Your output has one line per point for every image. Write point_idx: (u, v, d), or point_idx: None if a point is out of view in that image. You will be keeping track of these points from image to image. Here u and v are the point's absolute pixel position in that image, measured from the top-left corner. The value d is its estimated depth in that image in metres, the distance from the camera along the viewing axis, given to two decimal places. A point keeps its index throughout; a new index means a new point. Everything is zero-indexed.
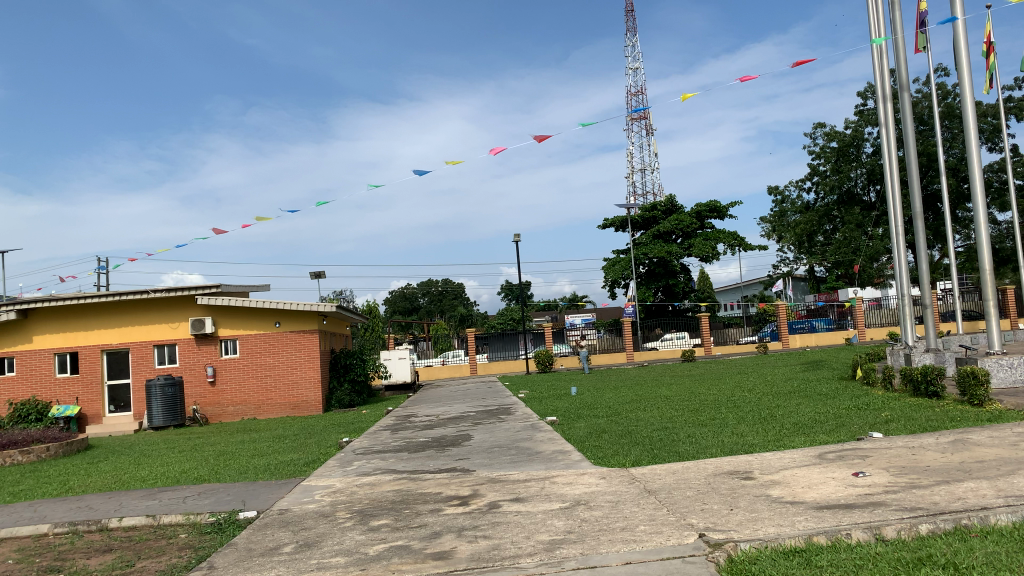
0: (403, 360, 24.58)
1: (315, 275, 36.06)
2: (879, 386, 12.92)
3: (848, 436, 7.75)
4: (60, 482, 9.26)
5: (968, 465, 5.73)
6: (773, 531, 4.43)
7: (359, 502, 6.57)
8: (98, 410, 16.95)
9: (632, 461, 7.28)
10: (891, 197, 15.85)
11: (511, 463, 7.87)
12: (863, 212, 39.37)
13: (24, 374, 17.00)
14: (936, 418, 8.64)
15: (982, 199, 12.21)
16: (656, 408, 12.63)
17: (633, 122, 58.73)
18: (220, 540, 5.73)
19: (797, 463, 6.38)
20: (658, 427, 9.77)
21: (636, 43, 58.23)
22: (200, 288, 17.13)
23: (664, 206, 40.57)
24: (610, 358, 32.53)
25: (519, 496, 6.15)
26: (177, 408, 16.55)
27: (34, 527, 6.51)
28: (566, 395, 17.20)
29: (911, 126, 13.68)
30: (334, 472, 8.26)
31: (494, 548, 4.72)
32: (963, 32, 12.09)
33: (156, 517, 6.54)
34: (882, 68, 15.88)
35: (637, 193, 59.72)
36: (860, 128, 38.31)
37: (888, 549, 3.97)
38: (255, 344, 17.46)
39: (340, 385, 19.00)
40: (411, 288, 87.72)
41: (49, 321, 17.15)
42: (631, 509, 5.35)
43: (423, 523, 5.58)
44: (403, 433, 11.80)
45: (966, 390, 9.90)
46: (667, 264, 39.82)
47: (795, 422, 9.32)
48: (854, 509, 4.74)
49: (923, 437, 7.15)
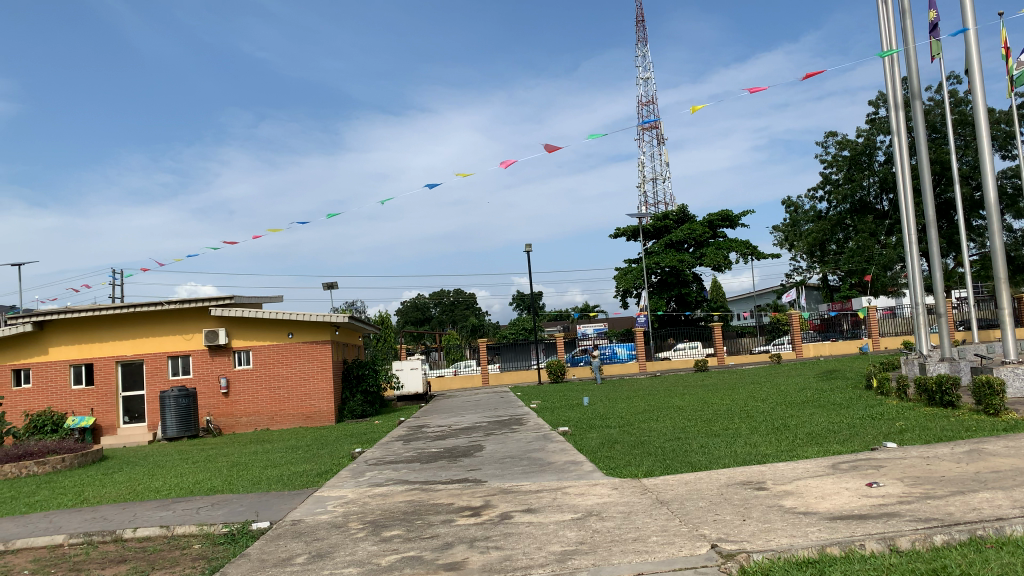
0: (415, 370, 24.55)
1: (329, 284, 36.34)
2: (894, 396, 12.83)
3: (862, 446, 7.71)
4: (75, 493, 9.34)
5: (984, 475, 5.67)
6: (786, 542, 4.41)
7: (372, 513, 6.60)
8: (113, 421, 17.13)
9: (645, 471, 7.28)
10: (905, 205, 15.65)
11: (524, 473, 7.89)
12: (876, 221, 39.11)
13: (40, 386, 17.20)
14: (952, 428, 8.54)
15: (996, 206, 12.07)
16: (668, 418, 12.56)
17: (644, 132, 58.94)
18: (234, 550, 5.77)
19: (810, 473, 6.35)
20: (670, 438, 9.74)
21: (647, 53, 58.42)
22: (214, 300, 17.30)
23: (676, 215, 40.58)
24: (622, 368, 32.35)
25: (531, 506, 6.15)
26: (191, 419, 16.68)
27: (49, 538, 6.58)
28: (579, 405, 17.25)
29: (923, 133, 13.47)
30: (346, 483, 8.30)
31: (506, 558, 4.73)
32: (974, 39, 12.03)
33: (169, 527, 6.59)
34: (893, 76, 15.82)
35: (650, 203, 59.73)
36: (871, 137, 38.20)
37: (903, 560, 3.94)
38: (269, 356, 17.56)
39: (352, 396, 19.04)
40: (423, 299, 88.09)
41: (64, 334, 17.34)
42: (643, 519, 5.34)
43: (436, 534, 5.59)
44: (416, 444, 11.86)
45: (981, 399, 9.79)
46: (680, 274, 39.57)
47: (809, 432, 9.24)
48: (868, 519, 4.71)
49: (938, 447, 7.10)
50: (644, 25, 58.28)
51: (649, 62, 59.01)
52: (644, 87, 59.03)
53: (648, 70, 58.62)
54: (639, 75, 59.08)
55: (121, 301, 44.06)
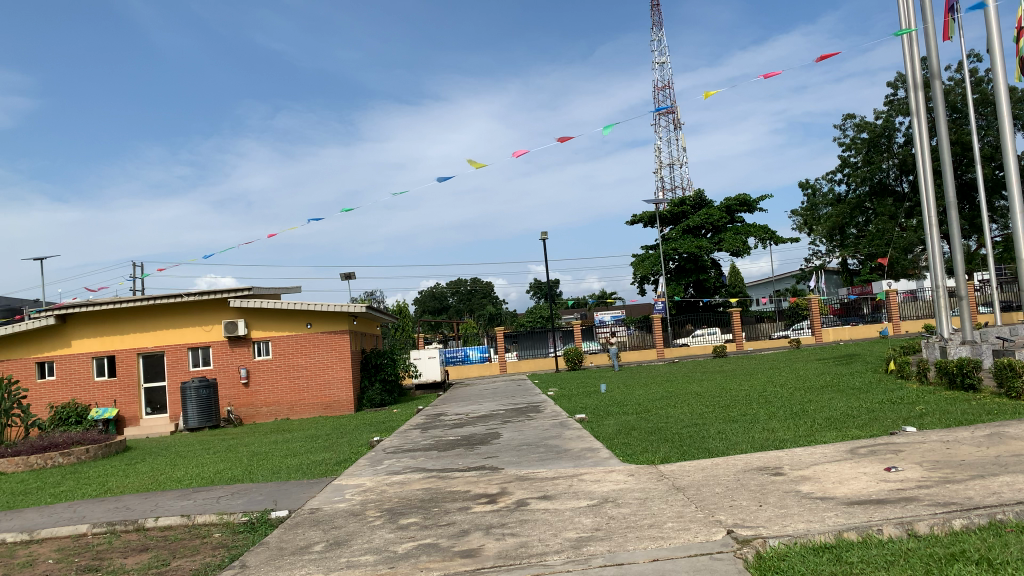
0: (433, 359, 24.69)
1: (347, 275, 36.65)
2: (914, 379, 12.70)
3: (881, 431, 7.65)
4: (99, 483, 9.52)
5: (1005, 459, 5.58)
6: (803, 527, 4.38)
7: (389, 501, 6.66)
8: (135, 412, 17.41)
9: (661, 457, 7.28)
10: (925, 187, 15.29)
11: (540, 461, 7.90)
12: (896, 204, 38.52)
13: (64, 379, 17.53)
14: (973, 412, 8.42)
15: (1018, 188, 11.81)
16: (685, 404, 12.51)
17: (660, 117, 58.58)
18: (253, 538, 5.85)
19: (828, 458, 6.30)
20: (688, 423, 9.71)
21: (662, 37, 57.88)
22: (233, 291, 17.48)
23: (693, 201, 40.32)
24: (640, 355, 32.29)
25: (547, 493, 6.16)
26: (212, 410, 16.89)
27: (73, 527, 6.71)
28: (595, 392, 17.25)
29: (943, 114, 13.17)
30: (364, 471, 8.39)
31: (521, 545, 4.75)
32: (994, 18, 11.77)
33: (189, 517, 6.70)
34: (912, 57, 15.51)
35: (666, 188, 59.41)
36: (890, 118, 37.63)
37: (922, 545, 3.89)
38: (288, 346, 17.72)
39: (371, 384, 19.16)
40: (439, 288, 88.48)
41: (86, 326, 17.61)
42: (658, 506, 5.33)
43: (451, 521, 5.62)
44: (433, 432, 11.95)
45: (1003, 381, 9.68)
46: (698, 260, 39.34)
47: (827, 417, 9.18)
48: (886, 504, 4.66)
49: (958, 431, 7.02)
50: (659, 10, 57.80)
51: (664, 46, 58.52)
52: (659, 73, 58.65)
53: (665, 53, 58.08)
54: (654, 60, 58.61)
55: (139, 294, 44.63)
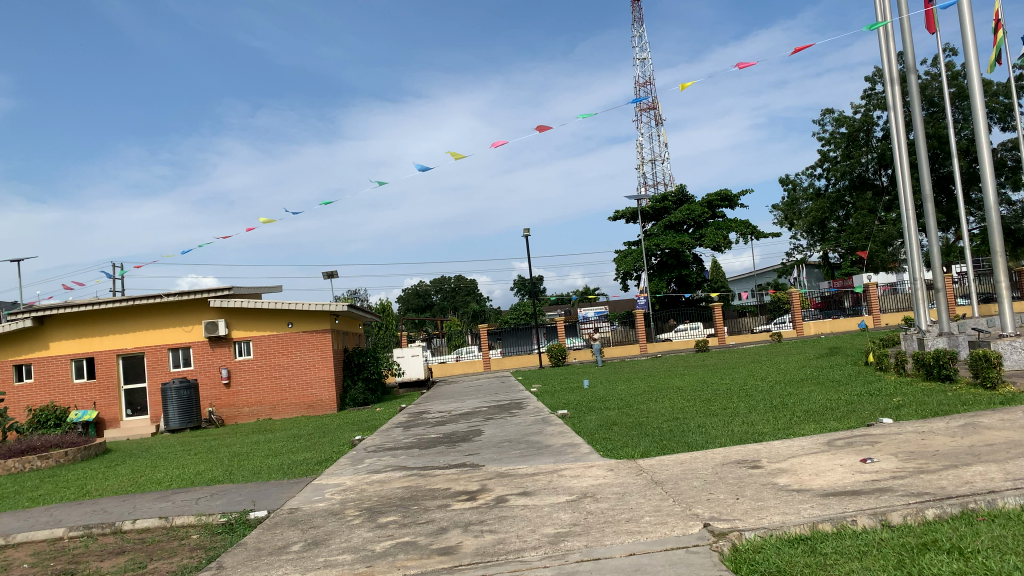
0: (416, 357, 24.55)
1: (329, 274, 36.37)
2: (892, 371, 12.84)
3: (858, 423, 7.72)
4: (78, 486, 9.37)
5: (978, 449, 5.65)
6: (778, 519, 4.40)
7: (369, 500, 6.59)
8: (115, 414, 17.19)
9: (641, 452, 7.29)
10: (904, 182, 15.39)
11: (521, 457, 7.87)
12: (875, 197, 38.98)
13: (42, 381, 17.25)
14: (949, 402, 8.54)
15: (993, 182, 11.94)
16: (667, 399, 12.56)
17: (643, 113, 58.69)
18: (232, 539, 5.79)
19: (805, 450, 6.34)
20: (668, 418, 9.73)
21: (644, 33, 57.87)
22: (213, 291, 17.26)
23: (674, 196, 40.47)
24: (623, 350, 32.32)
25: (527, 490, 6.14)
26: (193, 411, 16.68)
27: (48, 531, 6.59)
28: (579, 388, 17.26)
29: (919, 109, 13.29)
30: (345, 471, 8.31)
31: (499, 541, 4.73)
32: (969, 11, 11.87)
33: (167, 519, 6.60)
34: (888, 52, 15.62)
35: (649, 185, 59.55)
36: (868, 113, 38.01)
37: (893, 535, 3.92)
38: (269, 346, 17.57)
39: (353, 383, 19.03)
40: (423, 287, 88.12)
41: (64, 327, 17.35)
42: (636, 500, 5.33)
43: (431, 519, 5.59)
44: (415, 430, 11.88)
45: (979, 372, 9.80)
46: (679, 255, 39.48)
47: (806, 410, 9.25)
48: (860, 495, 4.69)
49: (933, 421, 7.10)
50: (640, 6, 57.75)
51: (646, 42, 58.50)
52: (641, 68, 58.66)
53: (646, 50, 58.11)
54: (636, 56, 58.59)
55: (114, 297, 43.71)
